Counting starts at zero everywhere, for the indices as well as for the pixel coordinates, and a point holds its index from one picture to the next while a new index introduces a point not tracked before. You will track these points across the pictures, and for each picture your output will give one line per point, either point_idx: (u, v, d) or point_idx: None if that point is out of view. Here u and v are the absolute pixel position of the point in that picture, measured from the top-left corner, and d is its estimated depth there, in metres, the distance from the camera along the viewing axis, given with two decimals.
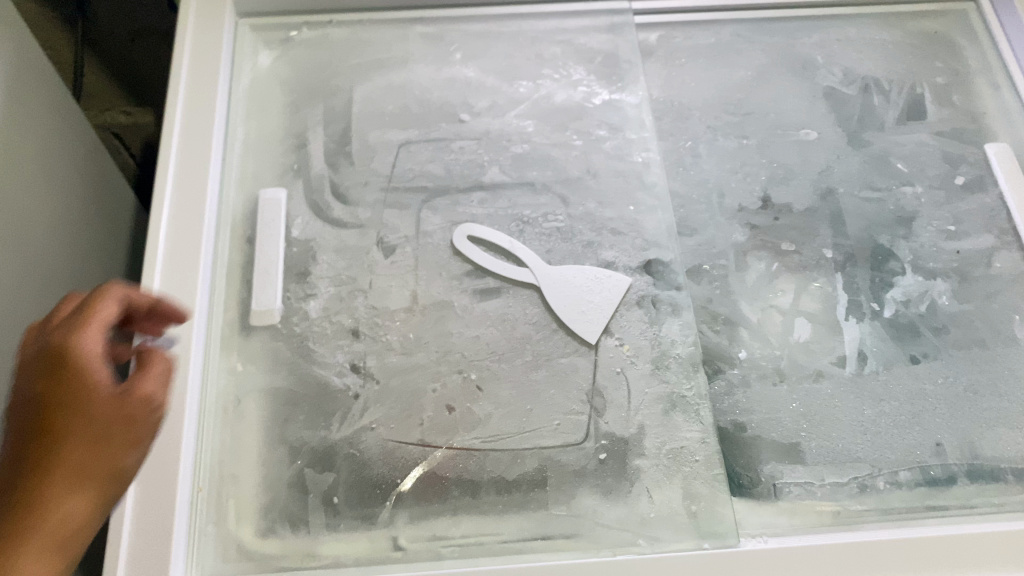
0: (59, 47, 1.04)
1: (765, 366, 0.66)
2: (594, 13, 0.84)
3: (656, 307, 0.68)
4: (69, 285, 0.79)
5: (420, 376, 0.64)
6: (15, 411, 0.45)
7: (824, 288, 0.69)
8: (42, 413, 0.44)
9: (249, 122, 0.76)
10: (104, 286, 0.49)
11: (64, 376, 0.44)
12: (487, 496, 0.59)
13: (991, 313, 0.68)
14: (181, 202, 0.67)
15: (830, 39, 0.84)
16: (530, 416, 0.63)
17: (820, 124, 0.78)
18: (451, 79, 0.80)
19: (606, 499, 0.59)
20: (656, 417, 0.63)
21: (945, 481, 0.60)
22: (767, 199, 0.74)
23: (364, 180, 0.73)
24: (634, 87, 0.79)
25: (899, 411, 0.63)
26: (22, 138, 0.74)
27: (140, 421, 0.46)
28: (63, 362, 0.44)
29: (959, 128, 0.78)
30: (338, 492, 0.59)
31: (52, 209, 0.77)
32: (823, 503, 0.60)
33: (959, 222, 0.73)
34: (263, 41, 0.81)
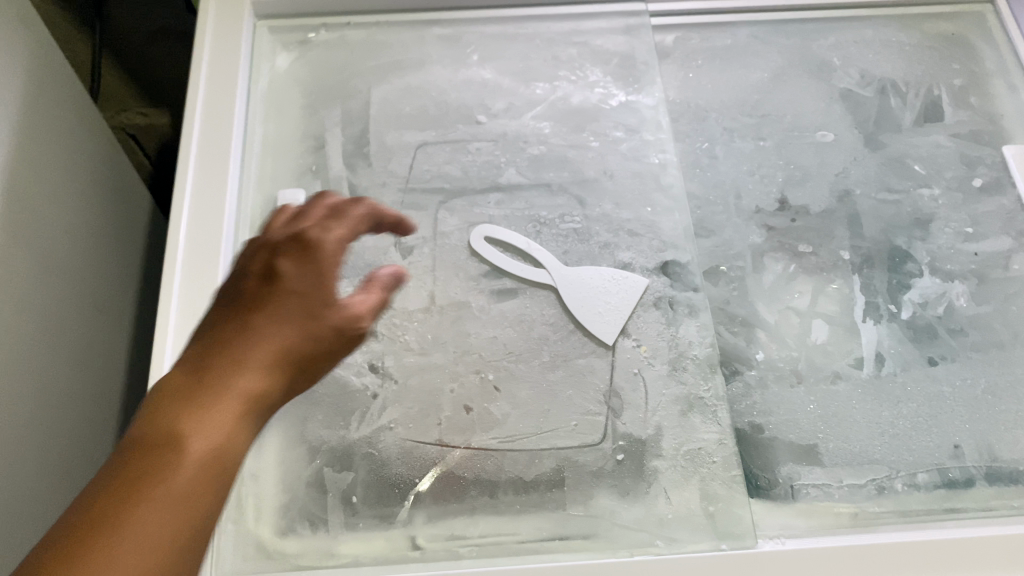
0: (76, 48, 1.05)
1: (783, 367, 0.66)
2: (610, 15, 0.84)
3: (673, 308, 0.68)
4: (87, 286, 0.79)
5: (438, 376, 0.64)
6: (232, 286, 0.43)
7: (841, 290, 0.69)
8: (266, 287, 0.42)
9: (267, 123, 0.76)
10: (357, 200, 0.48)
11: (309, 258, 0.43)
12: (505, 496, 0.59)
13: (1010, 315, 0.68)
14: (200, 206, 0.68)
15: (847, 41, 0.84)
16: (548, 417, 0.63)
17: (837, 125, 0.78)
18: (468, 81, 0.80)
19: (623, 499, 0.59)
20: (673, 418, 0.63)
21: (963, 483, 0.60)
22: (784, 201, 0.74)
23: (382, 181, 0.74)
24: (651, 88, 0.79)
25: (917, 413, 0.63)
26: (42, 140, 0.74)
27: (345, 335, 0.42)
28: (311, 247, 0.44)
29: (977, 130, 0.78)
30: (356, 491, 0.60)
31: (71, 212, 0.78)
32: (841, 505, 0.60)
33: (977, 223, 0.72)
34: (281, 43, 0.82)
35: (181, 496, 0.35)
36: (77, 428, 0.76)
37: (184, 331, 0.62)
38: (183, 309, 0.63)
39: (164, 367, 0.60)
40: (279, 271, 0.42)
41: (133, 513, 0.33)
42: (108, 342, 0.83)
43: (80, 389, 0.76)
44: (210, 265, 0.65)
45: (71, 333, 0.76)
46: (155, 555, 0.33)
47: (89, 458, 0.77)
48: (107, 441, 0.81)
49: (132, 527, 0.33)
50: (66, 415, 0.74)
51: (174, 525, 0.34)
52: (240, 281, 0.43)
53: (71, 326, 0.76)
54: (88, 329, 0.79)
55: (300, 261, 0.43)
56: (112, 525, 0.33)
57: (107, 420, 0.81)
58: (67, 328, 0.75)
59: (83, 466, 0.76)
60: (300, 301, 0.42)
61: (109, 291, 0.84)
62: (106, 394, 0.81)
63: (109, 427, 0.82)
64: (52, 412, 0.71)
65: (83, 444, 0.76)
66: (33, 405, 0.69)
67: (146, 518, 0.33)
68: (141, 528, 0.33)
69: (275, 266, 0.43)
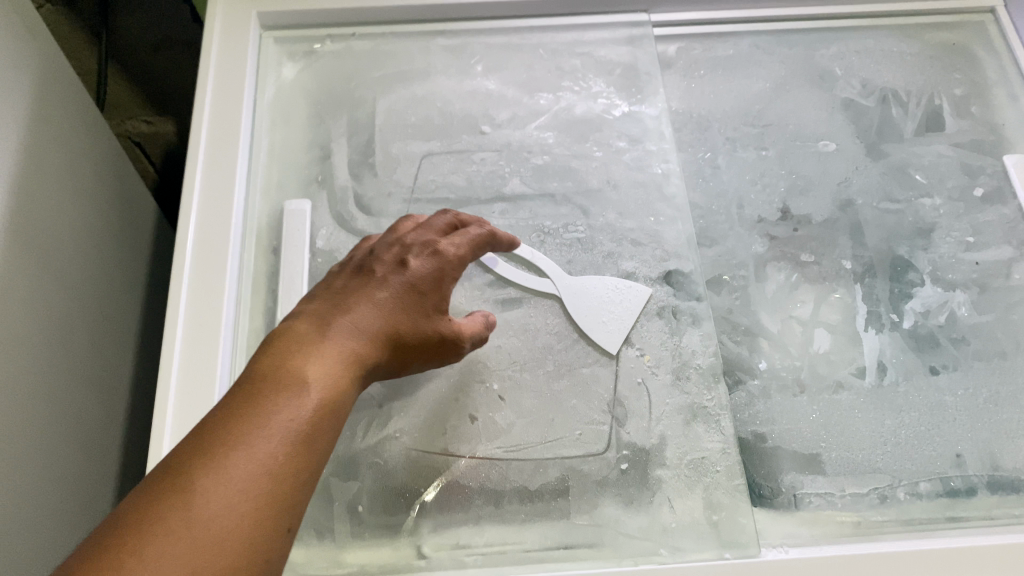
0: (82, 57, 1.07)
1: (786, 377, 0.66)
2: (613, 25, 0.84)
3: (677, 318, 0.68)
4: (94, 294, 0.80)
5: (443, 385, 0.65)
6: (370, 269, 0.57)
7: (844, 299, 0.70)
8: (400, 282, 0.56)
9: (273, 133, 0.77)
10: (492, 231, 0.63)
11: (442, 267, 0.58)
12: (510, 505, 0.60)
13: (1012, 324, 0.68)
14: (208, 216, 0.68)
15: (848, 51, 0.84)
16: (553, 426, 0.63)
17: (839, 135, 0.79)
18: (473, 91, 0.81)
19: (628, 508, 0.60)
20: (677, 427, 0.63)
21: (965, 492, 0.61)
22: (786, 210, 0.74)
23: (388, 191, 0.74)
24: (654, 99, 0.80)
25: (919, 422, 0.64)
26: (49, 149, 0.75)
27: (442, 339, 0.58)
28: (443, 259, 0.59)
29: (978, 139, 0.78)
30: (362, 500, 0.60)
31: (78, 223, 0.78)
32: (844, 514, 0.60)
33: (978, 233, 0.73)
34: (287, 53, 0.82)
35: (287, 427, 0.45)
36: (83, 437, 0.76)
37: (191, 342, 0.63)
38: (190, 320, 0.64)
39: (171, 378, 0.61)
40: (411, 263, 0.57)
41: (252, 433, 0.44)
42: (115, 352, 0.83)
43: (86, 399, 0.77)
44: (217, 274, 0.66)
45: (79, 343, 0.76)
46: (267, 465, 0.43)
47: (95, 468, 0.78)
48: (114, 451, 0.82)
49: (250, 443, 0.43)
50: (72, 425, 0.74)
51: (281, 449, 0.44)
52: (381, 261, 0.58)
53: (79, 336, 0.76)
54: (95, 339, 0.79)
55: (427, 259, 0.58)
56: (235, 440, 0.43)
57: (113, 429, 0.82)
58: (75, 338, 0.75)
59: (89, 476, 0.76)
60: (426, 291, 0.57)
61: (115, 300, 0.84)
62: (112, 403, 0.82)
63: (117, 435, 0.82)
64: (59, 422, 0.72)
65: (89, 454, 0.77)
66: (40, 416, 0.69)
67: (259, 439, 0.44)
68: (256, 446, 0.43)
69: (409, 259, 0.58)
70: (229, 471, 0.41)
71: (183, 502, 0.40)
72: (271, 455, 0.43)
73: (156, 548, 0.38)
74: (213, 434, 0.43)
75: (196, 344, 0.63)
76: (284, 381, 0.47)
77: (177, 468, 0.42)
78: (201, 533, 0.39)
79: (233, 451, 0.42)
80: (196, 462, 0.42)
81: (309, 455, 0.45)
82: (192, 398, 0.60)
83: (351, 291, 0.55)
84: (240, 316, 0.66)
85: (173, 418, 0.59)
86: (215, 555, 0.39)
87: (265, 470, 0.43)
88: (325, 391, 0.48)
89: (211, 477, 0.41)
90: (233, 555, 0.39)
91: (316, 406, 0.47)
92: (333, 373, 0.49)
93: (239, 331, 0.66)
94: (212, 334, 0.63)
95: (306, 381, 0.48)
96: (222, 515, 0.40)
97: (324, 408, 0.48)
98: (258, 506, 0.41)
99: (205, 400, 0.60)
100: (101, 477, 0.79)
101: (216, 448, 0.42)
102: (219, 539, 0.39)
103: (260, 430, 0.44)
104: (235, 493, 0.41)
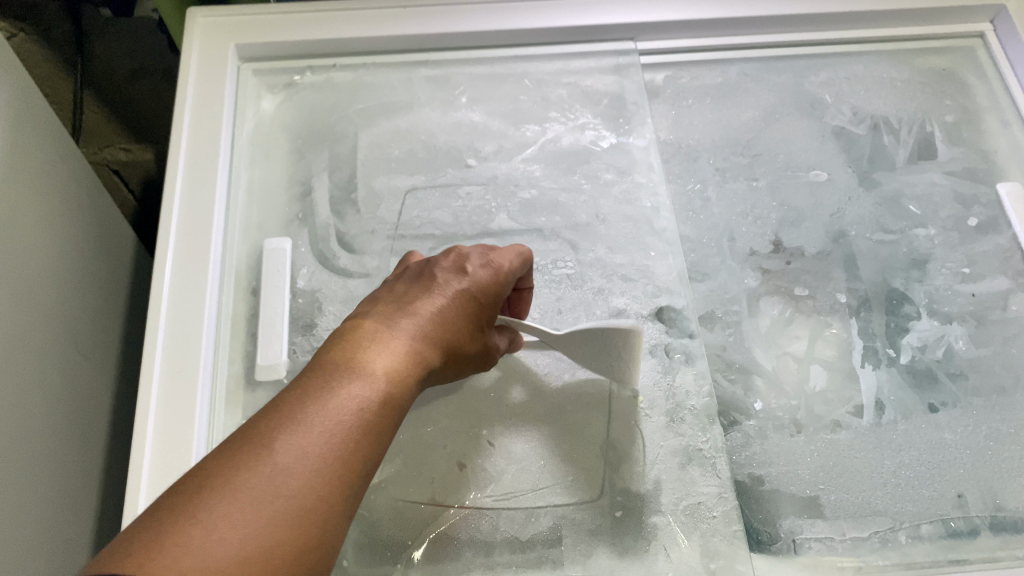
0: (58, 86, 1.04)
1: (782, 417, 0.64)
2: (599, 54, 0.83)
3: (669, 356, 0.66)
4: (70, 337, 0.77)
5: (431, 432, 0.63)
6: (433, 272, 0.54)
7: (839, 334, 0.68)
8: (465, 292, 0.54)
9: (253, 169, 0.75)
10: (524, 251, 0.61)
11: (500, 281, 0.56)
12: (501, 557, 0.58)
13: (1010, 358, 0.67)
14: (185, 254, 0.66)
15: (838, 77, 0.83)
16: (545, 472, 0.61)
17: (831, 164, 0.78)
18: (457, 124, 0.79)
19: (622, 558, 0.58)
20: (672, 471, 0.61)
21: (968, 534, 0.59)
22: (779, 243, 0.73)
23: (372, 228, 0.72)
24: (642, 129, 0.78)
25: (918, 461, 0.62)
26: (24, 189, 0.72)
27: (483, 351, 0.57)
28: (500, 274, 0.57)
29: (971, 168, 0.77)
30: (347, 554, 0.58)
31: (51, 259, 0.75)
32: (845, 558, 0.58)
33: (974, 264, 0.72)
34: (266, 85, 0.81)
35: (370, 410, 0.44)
36: (58, 485, 0.73)
37: (169, 388, 0.60)
38: (168, 365, 0.61)
39: (147, 428, 0.58)
40: (473, 271, 0.55)
41: (335, 410, 0.42)
42: (91, 394, 0.80)
43: (61, 443, 0.74)
44: (196, 317, 0.63)
45: (53, 386, 0.73)
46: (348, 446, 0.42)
47: (71, 516, 0.74)
48: (91, 498, 0.79)
49: (333, 420, 0.42)
50: (48, 472, 0.71)
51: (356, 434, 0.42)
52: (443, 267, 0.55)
53: (54, 377, 0.73)
54: (71, 381, 0.76)
55: (486, 268, 0.56)
56: (318, 416, 0.42)
57: (90, 473, 0.79)
58: (50, 380, 0.72)
59: (64, 525, 0.73)
60: (482, 299, 0.55)
61: (92, 340, 0.81)
62: (88, 447, 0.79)
63: (94, 479, 0.79)
64: (32, 469, 0.68)
65: (64, 502, 0.73)
66: (13, 463, 0.65)
67: (342, 416, 0.42)
68: (339, 423, 0.42)
69: (471, 264, 0.55)
70: (311, 446, 0.40)
71: (267, 472, 0.39)
72: (352, 438, 0.42)
73: (235, 518, 0.37)
74: (294, 407, 0.42)
75: (175, 390, 0.60)
76: (366, 364, 0.45)
77: (259, 436, 0.41)
78: (280, 506, 0.38)
79: (309, 430, 0.41)
80: (280, 433, 0.41)
81: (383, 441, 0.44)
82: (170, 448, 0.57)
83: (414, 292, 0.53)
84: (219, 361, 0.64)
85: (149, 471, 0.56)
86: (292, 530, 0.38)
87: (346, 451, 0.41)
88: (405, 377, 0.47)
89: (296, 450, 0.40)
90: (308, 535, 0.39)
91: (395, 393, 0.46)
92: (412, 360, 0.48)
93: (219, 378, 0.63)
94: (191, 379, 0.60)
95: (388, 365, 0.46)
96: (301, 491, 0.39)
97: (402, 396, 0.46)
98: (336, 487, 0.40)
99: (183, 451, 0.57)
100: (76, 525, 0.75)
101: (299, 419, 0.41)
102: (297, 515, 0.38)
103: (344, 408, 0.43)
104: (316, 469, 0.40)
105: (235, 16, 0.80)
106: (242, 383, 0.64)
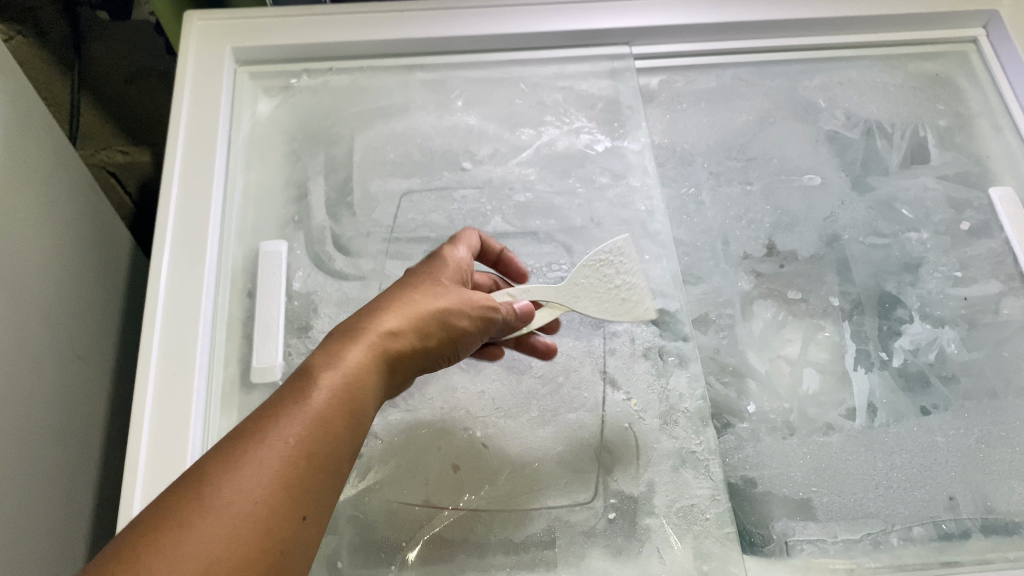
0: (55, 88, 1.04)
1: (775, 419, 0.65)
2: (594, 58, 0.84)
3: (663, 359, 0.67)
4: (66, 340, 0.77)
5: (425, 434, 0.63)
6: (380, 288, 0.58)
7: (832, 337, 0.69)
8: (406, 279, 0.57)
9: (249, 172, 0.75)
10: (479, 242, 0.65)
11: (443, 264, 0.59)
12: (495, 558, 0.58)
13: (1002, 361, 0.67)
14: (181, 256, 0.66)
15: (832, 82, 0.84)
16: (539, 474, 0.62)
17: (824, 169, 0.78)
18: (453, 127, 0.79)
19: (616, 560, 0.58)
20: (665, 473, 0.62)
21: (959, 536, 0.59)
22: (772, 246, 0.73)
23: (367, 231, 0.73)
24: (636, 133, 0.79)
25: (910, 464, 0.63)
26: (21, 192, 0.73)
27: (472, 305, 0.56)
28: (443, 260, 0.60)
29: (964, 172, 0.78)
30: (342, 556, 0.58)
31: (47, 262, 0.75)
32: (837, 560, 0.58)
33: (966, 267, 0.72)
34: (263, 88, 0.81)
35: (324, 416, 0.44)
36: (53, 486, 0.73)
37: (165, 390, 0.60)
38: (163, 367, 0.61)
39: (142, 429, 0.58)
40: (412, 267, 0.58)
41: (295, 416, 0.43)
42: (88, 397, 0.80)
43: (57, 445, 0.74)
44: (191, 319, 0.63)
45: (49, 388, 0.73)
46: (304, 453, 0.42)
47: (66, 517, 0.74)
48: (86, 500, 0.79)
49: (287, 430, 0.42)
50: (44, 474, 0.71)
51: (311, 428, 0.43)
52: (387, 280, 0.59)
53: (50, 379, 0.73)
54: (67, 383, 0.76)
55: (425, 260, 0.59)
56: (272, 428, 0.42)
57: (86, 475, 0.79)
58: (45, 382, 0.73)
59: (58, 527, 0.73)
60: (429, 289, 0.56)
61: (87, 342, 0.82)
62: (83, 449, 0.79)
63: (89, 481, 0.79)
64: (26, 471, 0.68)
65: (59, 503, 0.73)
66: (7, 465, 0.65)
67: (296, 425, 0.42)
68: (294, 433, 0.42)
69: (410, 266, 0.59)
70: (265, 458, 0.40)
71: (222, 486, 0.39)
72: (307, 445, 0.42)
73: (192, 534, 0.36)
74: (256, 419, 0.43)
75: (170, 392, 0.60)
76: (327, 359, 0.47)
77: (216, 453, 0.40)
78: (237, 507, 0.38)
79: (263, 433, 0.41)
80: (236, 449, 0.41)
81: (343, 432, 0.44)
82: (164, 449, 0.58)
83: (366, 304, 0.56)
84: (214, 363, 0.64)
85: (144, 473, 0.56)
86: (248, 545, 0.37)
87: (302, 460, 0.41)
88: (363, 383, 0.47)
89: (251, 462, 0.40)
90: (268, 547, 0.38)
91: (352, 398, 0.46)
92: (369, 363, 0.48)
93: (214, 379, 0.64)
94: (185, 381, 0.60)
95: (343, 369, 0.46)
96: (257, 503, 0.39)
97: (360, 402, 0.46)
98: (293, 497, 0.40)
99: (178, 453, 0.57)
100: (71, 526, 0.75)
101: (252, 433, 0.42)
102: (254, 528, 0.38)
103: (297, 417, 0.43)
104: (284, 467, 0.41)
105: (232, 20, 0.80)
106: (237, 385, 0.64)
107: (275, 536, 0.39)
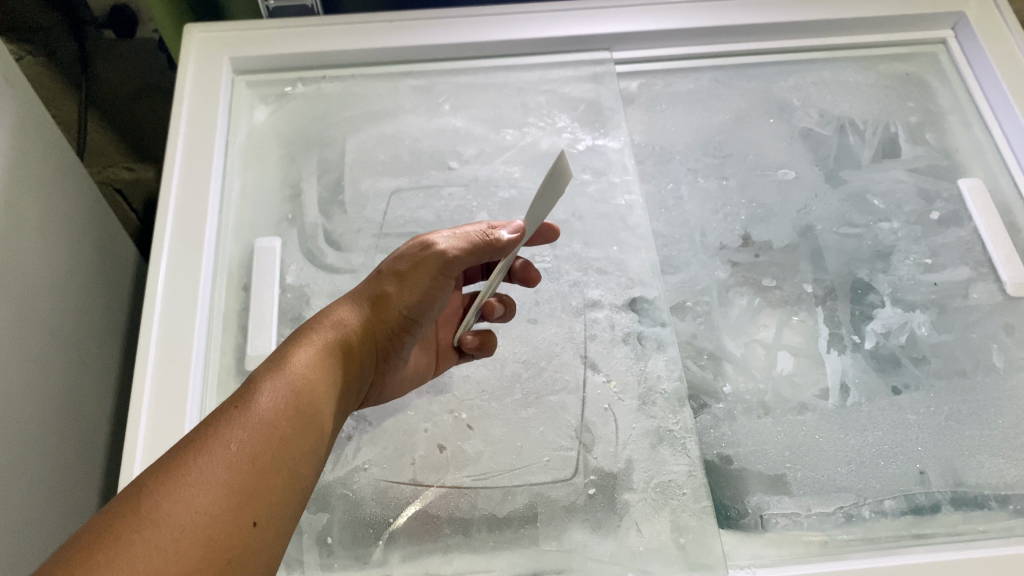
0: (64, 107, 1.08)
1: (750, 400, 0.66)
2: (577, 63, 0.87)
3: (642, 343, 0.69)
4: (72, 337, 0.80)
5: (414, 416, 0.66)
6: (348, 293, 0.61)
7: (805, 322, 0.71)
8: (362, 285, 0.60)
9: (246, 174, 0.79)
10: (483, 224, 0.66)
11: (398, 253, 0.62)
12: (479, 534, 0.60)
13: (971, 342, 0.69)
14: (179, 253, 0.69)
15: (806, 82, 0.87)
16: (521, 453, 0.64)
17: (798, 164, 0.81)
18: (442, 129, 0.83)
19: (595, 533, 0.60)
20: (643, 451, 0.64)
21: (931, 509, 0.60)
22: (748, 238, 0.76)
23: (358, 227, 0.76)
24: (617, 132, 0.82)
25: (881, 441, 0.64)
26: (32, 196, 0.76)
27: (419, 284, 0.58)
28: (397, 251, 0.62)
29: (934, 165, 0.81)
30: (332, 532, 0.60)
31: (53, 263, 0.78)
32: (811, 533, 0.60)
33: (936, 255, 0.75)
34: (260, 96, 0.85)
35: (266, 422, 0.47)
36: (60, 474, 0.75)
37: (163, 374, 0.63)
38: (160, 355, 0.64)
39: (141, 411, 0.61)
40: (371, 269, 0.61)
41: (241, 422, 0.46)
42: (91, 395, 0.82)
43: (60, 440, 0.75)
44: (188, 310, 0.66)
45: (54, 382, 0.75)
46: (246, 459, 0.44)
47: (68, 508, 0.76)
48: (89, 496, 0.81)
49: (228, 437, 0.45)
50: (50, 464, 0.73)
51: (258, 432, 0.46)
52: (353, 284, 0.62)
53: (55, 377, 0.76)
54: (72, 383, 0.79)
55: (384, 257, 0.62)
56: (220, 432, 0.45)
57: (89, 470, 0.81)
58: (52, 377, 0.75)
59: (61, 525, 0.74)
60: (362, 290, 0.59)
61: (93, 345, 0.84)
62: (88, 445, 0.81)
63: (94, 475, 0.81)
64: (26, 467, 0.69)
65: (65, 493, 0.75)
66: (16, 452, 0.68)
67: (236, 434, 0.45)
68: (234, 440, 0.45)
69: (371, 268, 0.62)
70: (206, 466, 0.43)
71: (162, 495, 0.40)
72: (250, 449, 0.45)
73: (133, 542, 0.38)
74: (208, 422, 0.46)
75: (168, 377, 0.63)
76: (273, 370, 0.50)
77: (158, 467, 0.43)
78: (183, 502, 0.40)
79: (209, 436, 0.44)
80: (176, 460, 0.43)
81: (292, 433, 0.47)
82: (162, 431, 0.60)
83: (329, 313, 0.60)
84: (211, 353, 0.67)
85: (142, 453, 0.59)
86: (193, 548, 0.39)
87: (245, 465, 0.44)
88: (304, 389, 0.50)
89: (192, 469, 0.42)
90: (213, 548, 0.40)
91: (294, 403, 0.49)
92: (307, 367, 0.51)
93: (210, 369, 0.66)
94: (182, 368, 0.63)
95: (289, 377, 0.50)
96: (200, 509, 0.41)
97: (304, 406, 0.49)
98: (239, 501, 0.42)
99: (174, 434, 0.60)
100: (74, 515, 0.77)
101: (193, 444, 0.44)
102: (198, 531, 0.40)
103: (237, 426, 0.45)
104: (230, 467, 0.43)
105: (231, 34, 0.84)
106: (232, 373, 0.67)
107: (220, 540, 0.40)
